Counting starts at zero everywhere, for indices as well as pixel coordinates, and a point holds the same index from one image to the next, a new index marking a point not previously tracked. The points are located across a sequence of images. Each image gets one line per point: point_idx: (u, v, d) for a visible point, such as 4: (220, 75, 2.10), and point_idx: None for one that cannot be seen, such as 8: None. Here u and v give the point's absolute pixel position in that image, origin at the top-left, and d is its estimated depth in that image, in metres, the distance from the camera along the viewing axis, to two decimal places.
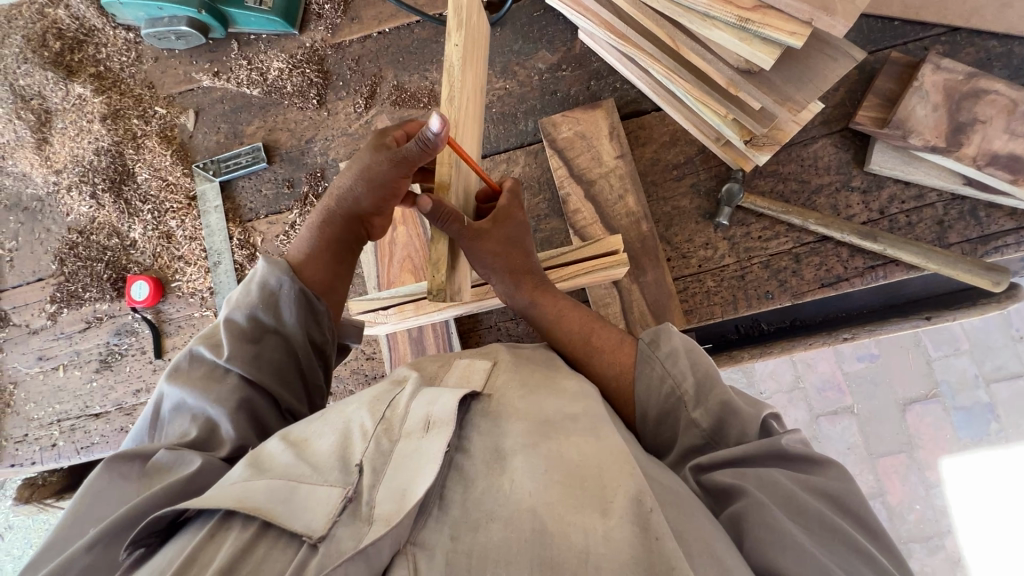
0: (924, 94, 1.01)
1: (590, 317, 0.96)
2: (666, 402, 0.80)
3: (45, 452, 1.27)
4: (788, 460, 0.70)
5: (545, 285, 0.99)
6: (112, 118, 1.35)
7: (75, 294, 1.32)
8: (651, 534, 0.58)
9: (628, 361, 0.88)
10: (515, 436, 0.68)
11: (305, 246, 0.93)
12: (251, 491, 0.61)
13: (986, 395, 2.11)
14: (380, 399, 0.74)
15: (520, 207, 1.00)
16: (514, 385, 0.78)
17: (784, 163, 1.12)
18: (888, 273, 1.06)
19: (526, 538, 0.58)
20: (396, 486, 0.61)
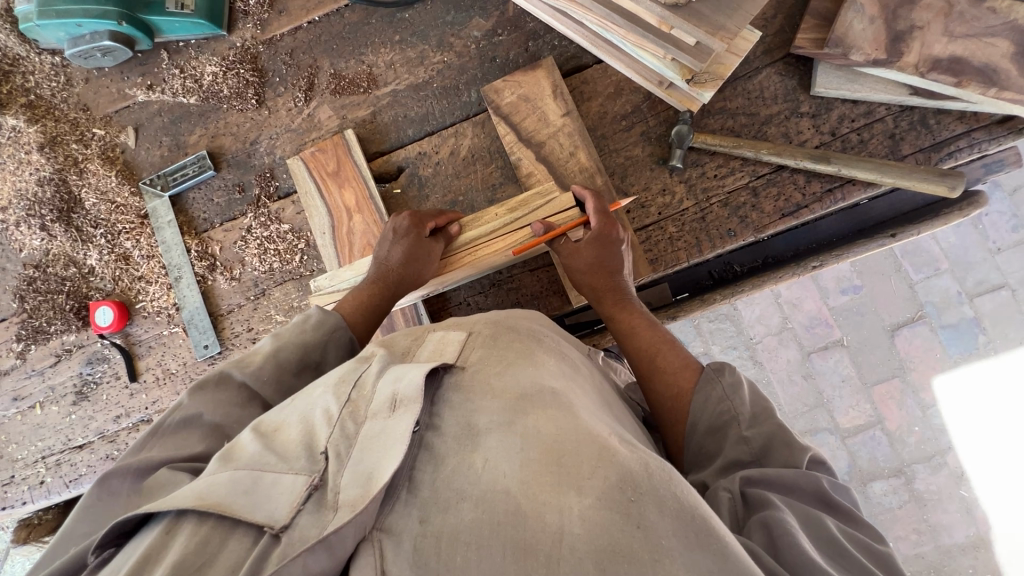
0: (860, 8, 0.99)
1: (663, 335, 0.96)
2: (718, 417, 0.83)
3: (34, 490, 1.27)
4: (831, 505, 0.71)
5: (628, 303, 1.00)
6: (50, 146, 1.32)
7: (40, 330, 1.30)
8: (632, 521, 0.55)
9: (687, 386, 0.88)
10: (489, 413, 0.65)
11: (352, 297, 1.02)
12: (214, 486, 0.58)
13: (971, 310, 2.13)
14: (345, 381, 0.72)
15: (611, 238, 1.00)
16: (487, 358, 0.75)
17: (731, 99, 1.11)
18: (845, 194, 1.06)
19: (500, 520, 0.55)
20: (362, 468, 0.59)
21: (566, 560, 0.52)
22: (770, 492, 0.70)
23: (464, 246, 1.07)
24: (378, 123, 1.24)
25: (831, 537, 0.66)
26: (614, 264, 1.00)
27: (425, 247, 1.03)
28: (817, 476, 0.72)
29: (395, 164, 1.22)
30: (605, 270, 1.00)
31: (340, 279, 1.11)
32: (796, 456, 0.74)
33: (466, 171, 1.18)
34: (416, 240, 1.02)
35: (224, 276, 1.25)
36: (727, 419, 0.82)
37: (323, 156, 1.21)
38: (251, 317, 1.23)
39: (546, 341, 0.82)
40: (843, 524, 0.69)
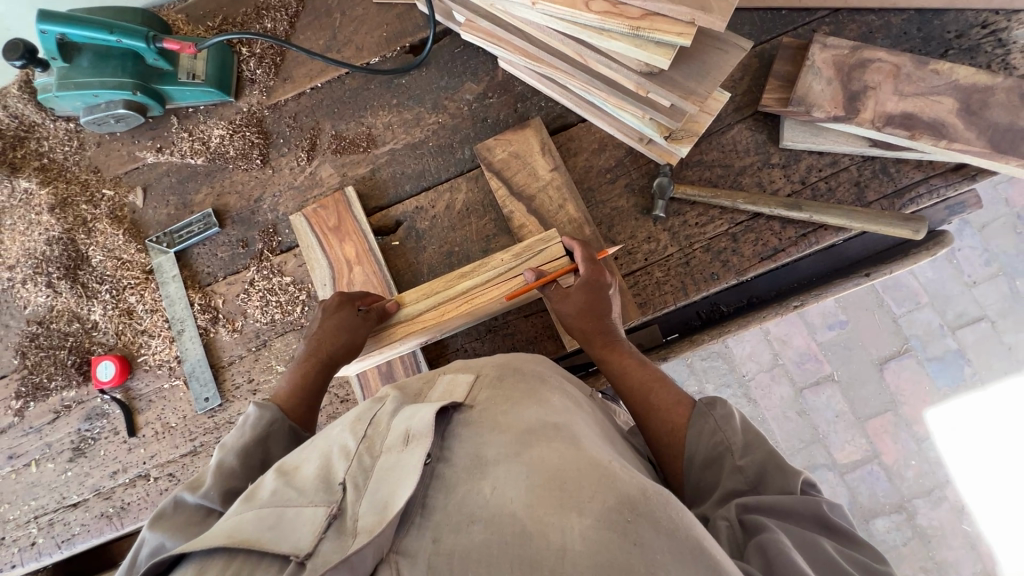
0: (818, 71, 1.10)
1: (655, 374, 0.99)
2: (713, 449, 0.86)
3: (25, 552, 1.24)
4: (828, 528, 0.73)
5: (618, 344, 1.03)
6: (60, 207, 1.37)
7: (40, 386, 1.31)
8: (629, 540, 0.57)
9: (681, 420, 0.91)
10: (496, 445, 0.68)
11: (287, 387, 1.05)
12: (241, 525, 0.61)
13: (953, 342, 2.18)
14: (361, 419, 0.77)
15: (601, 285, 1.04)
16: (494, 397, 0.78)
17: (707, 152, 1.19)
18: (819, 238, 1.13)
19: (506, 540, 0.57)
20: (378, 498, 0.62)
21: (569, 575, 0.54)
22: (768, 518, 0.73)
23: (450, 297, 1.09)
24: (378, 180, 1.31)
25: (825, 558, 0.69)
26: (604, 306, 1.04)
27: (353, 328, 1.06)
28: (812, 500, 0.75)
29: (393, 218, 1.28)
30: (597, 312, 1.03)
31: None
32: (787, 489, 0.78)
33: (461, 224, 1.25)
34: (343, 322, 1.07)
35: (226, 328, 1.28)
36: (721, 448, 0.86)
37: (324, 212, 1.27)
38: (251, 368, 1.25)
39: (549, 380, 0.85)
40: (840, 545, 0.72)
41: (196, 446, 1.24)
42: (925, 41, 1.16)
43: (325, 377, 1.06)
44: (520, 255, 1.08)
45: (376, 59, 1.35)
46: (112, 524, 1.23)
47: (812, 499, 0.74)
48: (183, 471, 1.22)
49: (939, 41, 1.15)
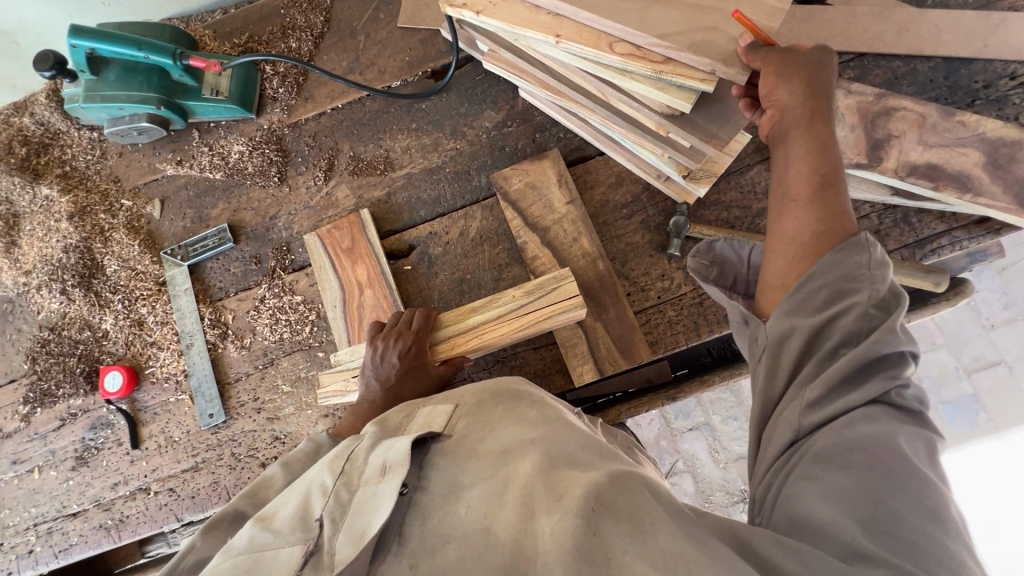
0: (841, 116, 1.09)
1: (829, 193, 0.78)
2: (843, 281, 0.70)
3: (22, 559, 1.24)
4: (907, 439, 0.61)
5: (812, 129, 0.82)
6: (79, 215, 1.39)
7: (48, 392, 1.31)
8: (593, 530, 0.59)
9: (822, 245, 0.75)
10: (472, 470, 0.71)
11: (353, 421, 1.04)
12: (217, 572, 0.60)
13: (969, 386, 2.13)
14: (338, 457, 0.78)
15: (798, 72, 0.82)
16: (472, 426, 0.80)
17: (725, 192, 1.18)
18: None
19: (479, 554, 0.60)
20: (355, 527, 0.64)
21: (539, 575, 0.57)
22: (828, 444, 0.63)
23: (457, 332, 1.10)
24: (393, 203, 1.31)
25: (897, 479, 0.58)
26: (812, 112, 0.82)
27: (415, 360, 1.05)
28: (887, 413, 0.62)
29: (406, 242, 1.28)
30: (802, 112, 0.82)
31: (360, 353, 1.14)
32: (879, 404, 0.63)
33: (474, 252, 1.24)
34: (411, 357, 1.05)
35: (234, 344, 1.28)
36: (851, 288, 0.69)
37: (339, 233, 1.27)
38: (257, 386, 1.25)
39: (532, 396, 0.86)
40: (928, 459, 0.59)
41: (198, 462, 1.23)
42: (951, 89, 1.14)
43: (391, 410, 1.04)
44: (533, 294, 1.07)
45: (398, 82, 1.36)
46: (110, 536, 1.22)
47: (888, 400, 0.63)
48: (183, 487, 1.22)
49: (966, 90, 1.14)
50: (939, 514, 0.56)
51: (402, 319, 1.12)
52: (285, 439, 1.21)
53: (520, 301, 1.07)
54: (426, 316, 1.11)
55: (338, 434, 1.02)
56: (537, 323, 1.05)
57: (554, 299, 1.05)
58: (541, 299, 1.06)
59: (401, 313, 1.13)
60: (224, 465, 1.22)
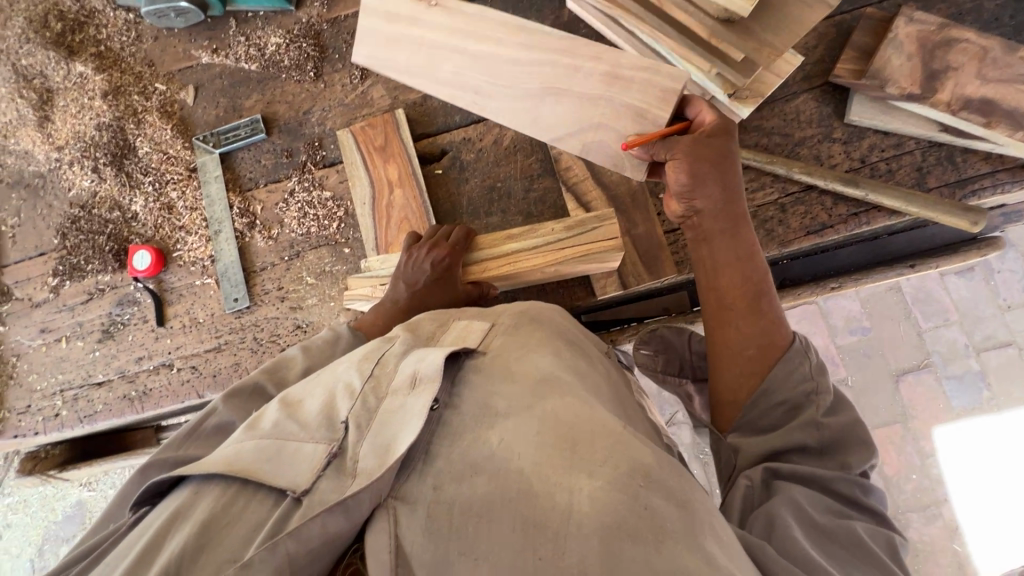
0: (899, 45, 1.06)
1: (757, 295, 0.92)
2: (802, 393, 0.84)
3: (48, 421, 1.29)
4: (856, 505, 0.74)
5: (738, 233, 0.94)
6: (113, 94, 1.38)
7: (77, 267, 1.34)
8: (640, 502, 0.58)
9: (767, 356, 0.88)
10: (507, 397, 0.69)
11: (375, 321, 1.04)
12: (240, 452, 0.64)
13: (976, 364, 2.15)
14: (368, 357, 0.77)
15: (714, 175, 0.93)
16: (508, 344, 0.79)
17: (768, 118, 1.16)
18: (871, 219, 1.10)
19: (510, 495, 0.59)
20: (380, 440, 0.64)
21: (572, 536, 0.55)
22: (799, 487, 0.75)
23: (493, 257, 1.06)
24: (428, 107, 1.29)
25: (849, 529, 0.70)
26: (734, 215, 0.94)
27: (443, 277, 1.03)
28: (847, 478, 0.76)
29: (439, 146, 1.27)
30: (730, 223, 0.94)
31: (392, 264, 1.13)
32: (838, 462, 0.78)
33: (507, 160, 1.24)
34: (441, 273, 1.03)
35: (262, 235, 1.29)
36: (810, 396, 0.83)
37: (371, 131, 1.26)
38: (282, 277, 1.26)
39: (568, 334, 0.86)
40: (870, 523, 0.73)
41: (221, 343, 1.26)
42: (1016, 30, 1.10)
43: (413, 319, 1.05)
44: (573, 226, 1.02)
45: None
46: (133, 406, 1.26)
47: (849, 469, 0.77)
48: (206, 366, 1.25)
49: None
50: (883, 567, 0.67)
51: (437, 233, 1.09)
52: (307, 329, 1.23)
53: (559, 231, 1.02)
54: (462, 234, 1.07)
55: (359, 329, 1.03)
56: (573, 255, 1.00)
57: (594, 234, 1.00)
58: (580, 231, 1.01)
59: (439, 228, 1.10)
60: (246, 349, 1.24)
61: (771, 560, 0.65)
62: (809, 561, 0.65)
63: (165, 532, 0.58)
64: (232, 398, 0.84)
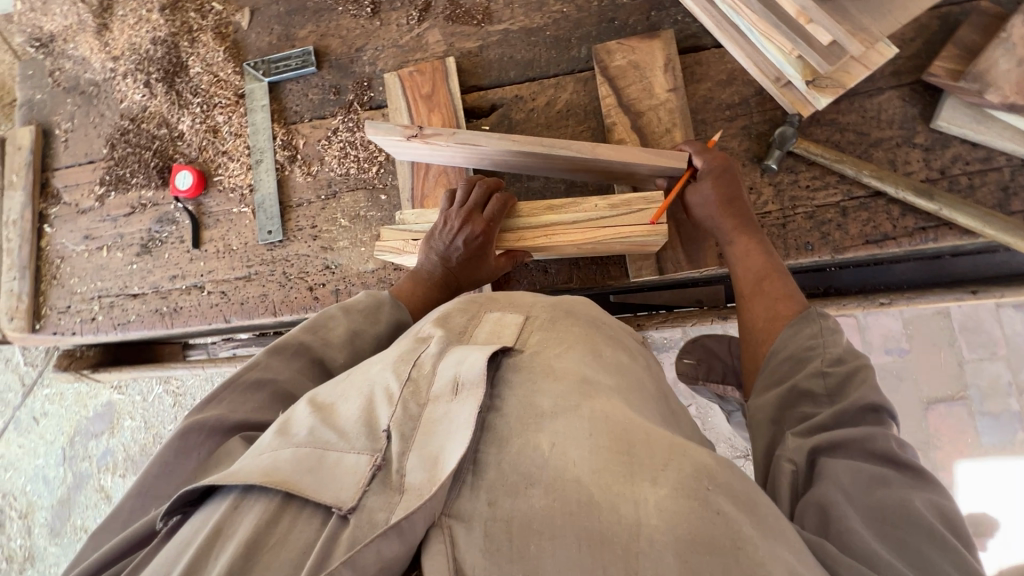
0: (1011, 46, 0.94)
1: (766, 277, 0.94)
2: (806, 348, 0.83)
3: (85, 324, 1.34)
4: (898, 465, 0.68)
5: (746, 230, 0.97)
6: (170, 9, 1.37)
7: (122, 179, 1.36)
8: (710, 508, 0.56)
9: (774, 325, 0.90)
10: (553, 397, 0.66)
11: (411, 287, 1.05)
12: (277, 463, 0.61)
13: (1017, 404, 2.04)
14: (404, 360, 0.74)
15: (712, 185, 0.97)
16: (547, 340, 0.78)
17: (844, 113, 1.07)
18: (939, 235, 1.01)
19: (572, 508, 0.55)
20: (427, 452, 0.61)
21: (645, 551, 0.52)
22: (840, 460, 0.70)
23: (530, 227, 1.02)
24: (483, 58, 1.24)
25: (901, 500, 0.64)
26: (739, 214, 0.98)
27: (478, 247, 1.01)
28: (878, 432, 0.71)
29: (489, 101, 1.23)
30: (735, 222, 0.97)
31: (425, 219, 1.09)
32: (846, 402, 0.75)
33: (557, 124, 1.18)
34: (476, 245, 1.01)
35: (302, 170, 1.28)
36: (814, 350, 0.82)
37: (420, 77, 1.22)
38: (317, 215, 1.26)
39: (606, 329, 0.85)
40: (924, 489, 0.66)
41: (251, 273, 1.27)
42: None
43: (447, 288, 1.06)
44: (615, 208, 0.96)
45: None
46: (163, 322, 1.31)
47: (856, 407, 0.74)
48: (235, 293, 1.27)
49: None
50: (944, 538, 0.60)
51: (466, 195, 1.03)
52: (335, 270, 1.24)
53: (599, 212, 0.96)
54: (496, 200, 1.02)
55: (398, 295, 1.04)
56: (614, 240, 0.96)
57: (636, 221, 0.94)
58: (622, 215, 0.95)
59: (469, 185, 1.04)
60: (274, 282, 1.26)
61: (835, 556, 0.60)
62: (871, 552, 0.60)
63: (205, 548, 0.55)
64: (277, 354, 0.87)
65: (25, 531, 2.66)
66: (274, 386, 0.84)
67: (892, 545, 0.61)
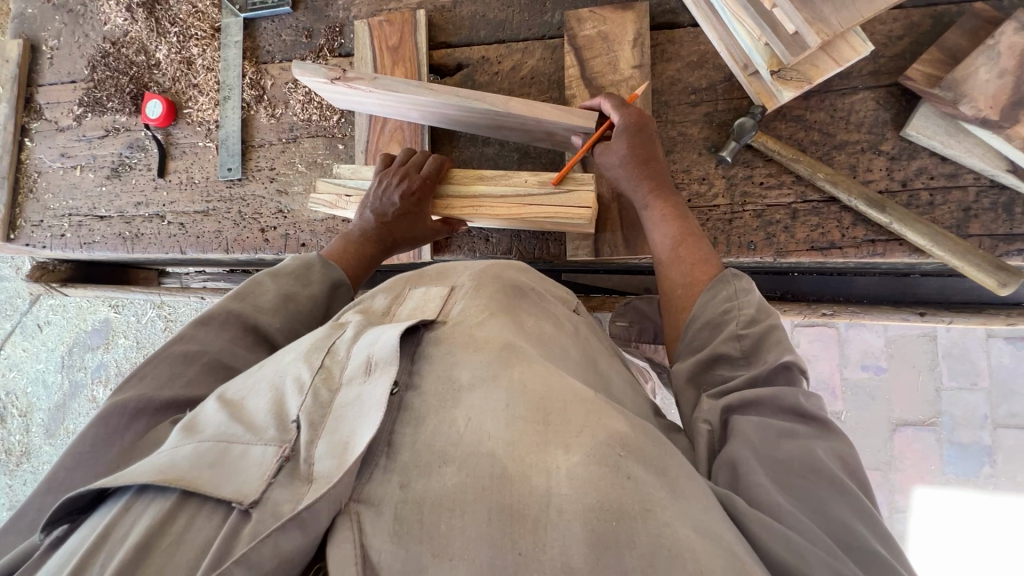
0: (994, 56, 0.87)
1: (683, 240, 0.90)
2: (719, 313, 0.79)
3: (55, 239, 1.40)
4: (804, 417, 0.66)
5: (666, 192, 0.94)
6: None
7: (99, 102, 1.39)
8: (622, 473, 0.53)
9: (690, 293, 0.85)
10: (472, 369, 0.63)
11: (346, 245, 1.03)
12: (176, 461, 0.57)
13: (989, 438, 1.98)
14: (318, 347, 0.68)
15: (626, 140, 0.93)
16: (470, 312, 0.72)
17: (812, 110, 1.01)
18: (887, 251, 0.97)
19: (483, 482, 0.52)
20: (337, 438, 0.57)
21: (554, 522, 0.50)
22: (752, 418, 0.67)
23: (461, 194, 1.01)
24: (455, 14, 1.20)
25: (806, 452, 0.62)
26: (658, 174, 0.94)
27: (415, 205, 1.00)
28: (786, 388, 0.67)
29: (454, 60, 1.20)
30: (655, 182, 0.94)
31: (360, 175, 1.09)
32: (761, 364, 0.71)
33: (519, 91, 1.16)
34: (413, 203, 1.00)
35: (267, 111, 1.28)
36: (728, 314, 0.78)
37: (389, 28, 1.19)
38: (276, 158, 1.27)
39: (534, 295, 0.80)
40: (828, 440, 0.64)
41: (208, 208, 1.30)
42: None
43: (385, 248, 1.04)
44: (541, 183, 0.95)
45: None
46: (125, 246, 1.35)
47: (771, 367, 0.69)
48: (192, 226, 1.30)
49: None
50: (845, 485, 0.60)
51: (403, 156, 1.05)
52: (287, 215, 1.25)
53: (527, 186, 0.96)
54: (435, 161, 1.02)
55: (330, 256, 1.01)
56: (540, 212, 0.95)
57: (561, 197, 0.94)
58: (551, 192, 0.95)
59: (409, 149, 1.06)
60: (230, 219, 1.28)
61: (745, 512, 0.58)
62: (777, 509, 0.58)
63: (96, 552, 0.51)
64: (204, 325, 0.83)
65: (23, 428, 2.85)
66: (206, 358, 0.80)
67: (800, 501, 0.60)
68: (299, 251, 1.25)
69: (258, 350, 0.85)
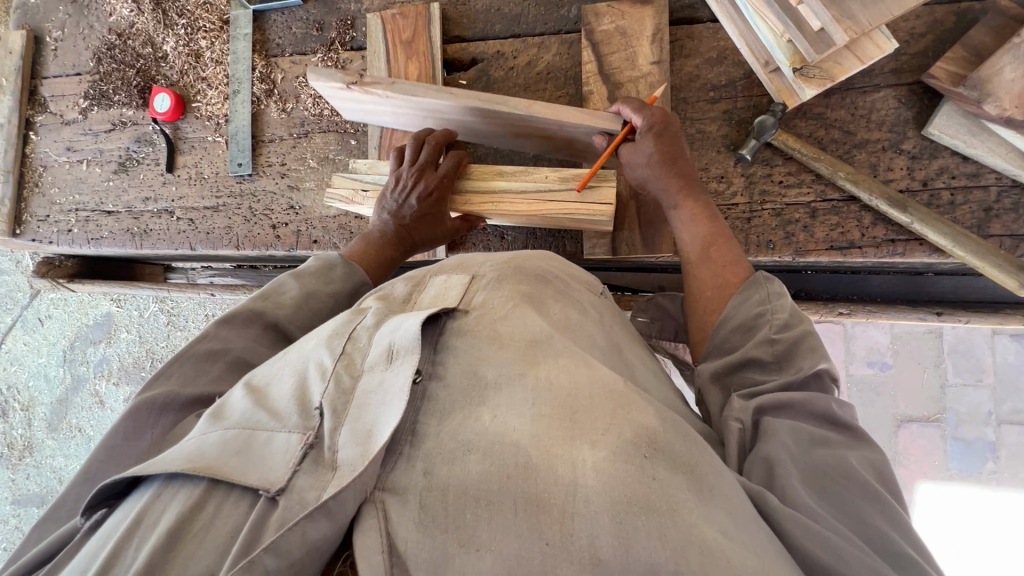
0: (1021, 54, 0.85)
1: (712, 240, 0.89)
2: (752, 317, 0.78)
3: (61, 235, 1.38)
4: (836, 424, 0.67)
5: (695, 190, 0.93)
6: None
7: (105, 95, 1.36)
8: (648, 474, 0.52)
9: (721, 294, 0.85)
10: (498, 366, 0.61)
11: (366, 247, 1.01)
12: (203, 448, 0.56)
13: (993, 434, 1.99)
14: (338, 334, 0.68)
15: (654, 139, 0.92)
16: (492, 303, 0.71)
17: (833, 108, 1.00)
18: (907, 250, 0.97)
19: (509, 471, 0.51)
20: (360, 426, 0.56)
21: (581, 514, 0.49)
22: (785, 420, 0.67)
23: (480, 192, 1.00)
24: (469, 8, 1.19)
25: (839, 459, 0.63)
26: (687, 172, 0.93)
27: (437, 206, 1.00)
28: (819, 394, 0.68)
29: (469, 55, 1.18)
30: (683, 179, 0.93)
31: (376, 170, 1.07)
32: (796, 373, 0.71)
33: (535, 86, 1.14)
34: (435, 205, 0.99)
35: (277, 105, 1.27)
36: (761, 318, 0.77)
37: (402, 21, 1.17)
38: (287, 153, 1.25)
39: (557, 283, 0.78)
40: (860, 449, 0.65)
41: (218, 203, 1.29)
42: None
43: (407, 248, 1.03)
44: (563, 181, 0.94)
45: None
46: (134, 241, 1.34)
47: (805, 374, 0.70)
48: (202, 221, 1.29)
49: None
50: (879, 493, 0.60)
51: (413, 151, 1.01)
52: (299, 211, 1.24)
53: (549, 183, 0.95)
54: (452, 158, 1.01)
55: (350, 257, 1.00)
56: (564, 210, 0.94)
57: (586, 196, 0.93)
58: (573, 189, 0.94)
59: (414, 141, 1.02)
60: (240, 215, 1.27)
61: (782, 512, 0.58)
62: (809, 509, 0.58)
63: (127, 539, 0.50)
64: (226, 324, 0.82)
65: (26, 423, 2.83)
66: (229, 356, 0.80)
67: (833, 505, 0.60)
68: (311, 248, 1.24)
69: (279, 348, 0.85)
